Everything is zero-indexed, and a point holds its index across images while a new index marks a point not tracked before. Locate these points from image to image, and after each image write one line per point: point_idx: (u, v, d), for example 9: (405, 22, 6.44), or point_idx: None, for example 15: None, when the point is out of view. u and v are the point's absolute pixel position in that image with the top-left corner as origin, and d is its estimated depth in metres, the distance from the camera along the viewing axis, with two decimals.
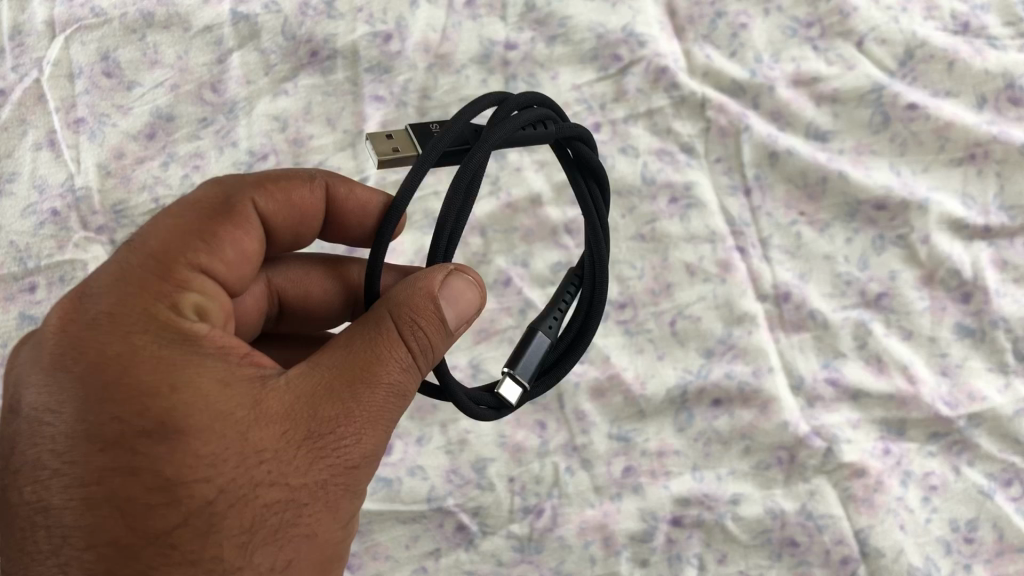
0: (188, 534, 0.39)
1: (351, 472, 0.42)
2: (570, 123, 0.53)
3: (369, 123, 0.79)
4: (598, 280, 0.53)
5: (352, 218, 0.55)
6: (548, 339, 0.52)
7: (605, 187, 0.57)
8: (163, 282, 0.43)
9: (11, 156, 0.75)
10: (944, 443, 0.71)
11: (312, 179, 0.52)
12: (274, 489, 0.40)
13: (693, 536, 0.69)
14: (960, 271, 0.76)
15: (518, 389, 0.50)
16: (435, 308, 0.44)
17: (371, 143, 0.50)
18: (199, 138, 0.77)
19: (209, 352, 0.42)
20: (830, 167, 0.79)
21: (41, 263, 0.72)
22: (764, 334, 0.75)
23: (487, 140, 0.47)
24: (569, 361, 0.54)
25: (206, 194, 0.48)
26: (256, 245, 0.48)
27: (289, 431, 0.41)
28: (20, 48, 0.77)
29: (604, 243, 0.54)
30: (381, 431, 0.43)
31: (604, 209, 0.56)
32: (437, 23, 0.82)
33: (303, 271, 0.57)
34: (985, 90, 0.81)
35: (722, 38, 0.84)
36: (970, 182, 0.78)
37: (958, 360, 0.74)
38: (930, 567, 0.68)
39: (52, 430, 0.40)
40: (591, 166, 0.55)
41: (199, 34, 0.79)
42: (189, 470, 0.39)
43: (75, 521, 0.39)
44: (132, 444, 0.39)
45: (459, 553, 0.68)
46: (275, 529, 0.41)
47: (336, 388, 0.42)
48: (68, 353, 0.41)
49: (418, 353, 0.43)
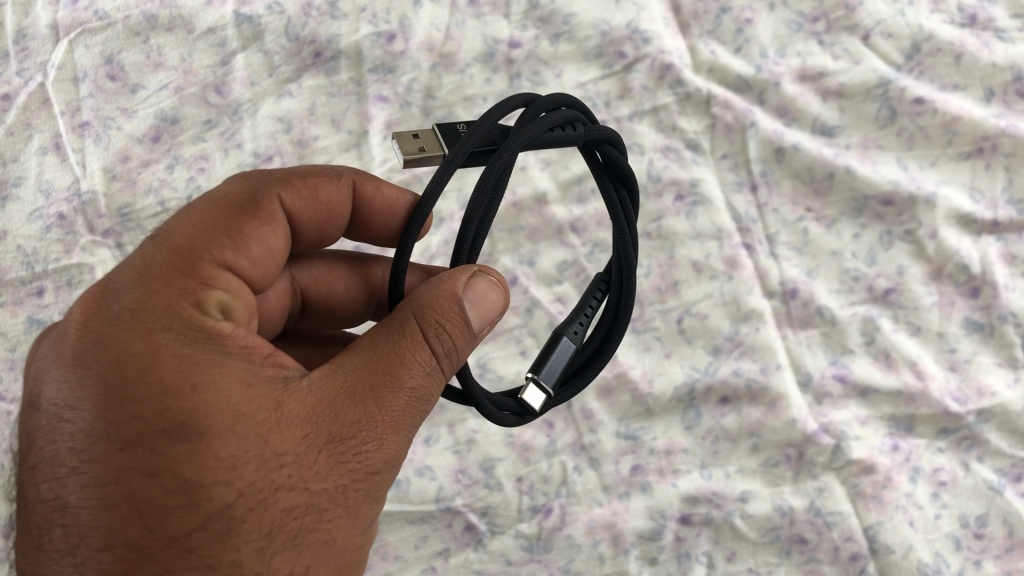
0: (205, 538, 0.39)
1: (371, 477, 0.42)
2: (599, 126, 0.53)
3: (374, 123, 0.78)
4: (626, 284, 0.53)
5: (378, 216, 0.55)
6: (574, 345, 0.51)
7: (635, 193, 0.57)
8: (188, 279, 0.43)
9: (16, 160, 0.75)
10: (953, 439, 0.71)
11: (339, 177, 0.52)
12: (294, 494, 0.40)
13: (701, 534, 0.69)
14: (968, 265, 0.75)
15: (543, 395, 0.49)
16: (459, 309, 0.44)
17: (397, 145, 0.49)
18: (204, 140, 0.77)
19: (232, 351, 0.42)
20: (837, 162, 0.79)
21: (49, 267, 0.73)
22: (772, 331, 0.74)
23: (516, 141, 0.47)
24: (594, 369, 0.53)
25: (231, 189, 0.48)
26: (280, 242, 0.48)
27: (310, 435, 0.41)
28: (25, 53, 0.77)
29: (631, 251, 0.54)
30: (402, 436, 0.43)
31: (631, 214, 0.56)
32: (441, 22, 0.82)
33: (326, 268, 0.57)
34: (992, 84, 0.80)
35: (726, 33, 0.83)
36: (978, 176, 0.78)
37: (967, 355, 0.73)
38: (940, 564, 0.67)
39: (71, 427, 0.40)
40: (618, 169, 0.55)
41: (202, 36, 0.79)
42: (208, 472, 0.39)
43: (92, 521, 0.40)
44: (151, 444, 0.39)
45: (468, 553, 0.68)
46: (295, 534, 0.41)
47: (360, 391, 0.42)
48: (88, 349, 0.41)
49: (442, 355, 0.43)
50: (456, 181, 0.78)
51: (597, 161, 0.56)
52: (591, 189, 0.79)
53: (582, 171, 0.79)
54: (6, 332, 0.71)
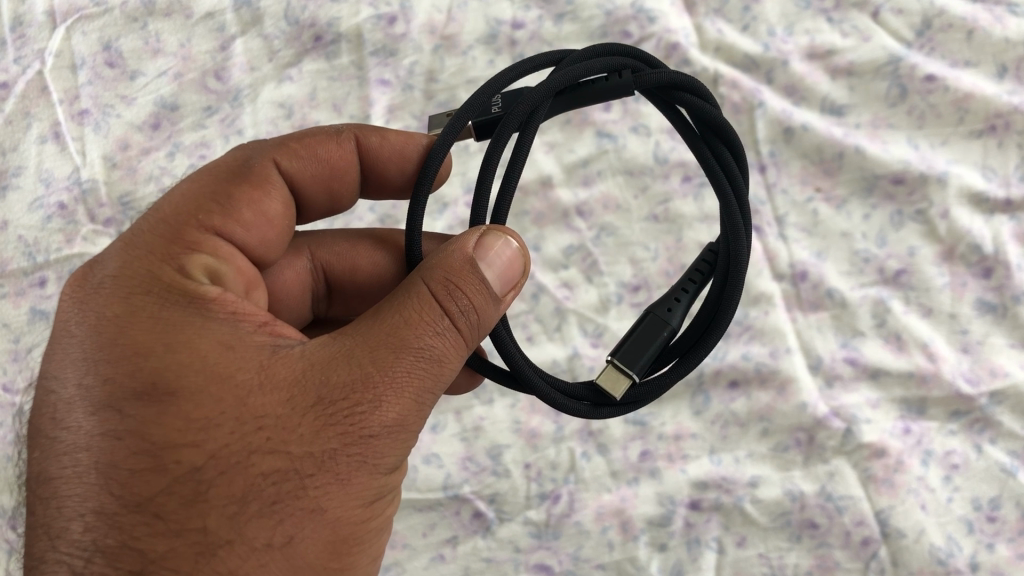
0: (173, 503, 0.38)
1: (366, 443, 0.39)
2: (664, 71, 0.50)
3: (376, 107, 0.77)
4: (733, 265, 0.48)
5: (391, 166, 0.54)
6: (666, 324, 0.48)
7: (739, 155, 0.52)
8: (173, 244, 0.45)
9: (16, 149, 0.75)
10: (965, 422, 0.70)
11: (339, 135, 0.52)
12: (272, 457, 0.38)
13: (712, 520, 0.68)
14: (980, 245, 0.74)
15: (624, 380, 0.47)
16: (472, 270, 0.41)
17: (433, 126, 0.53)
18: (204, 126, 0.76)
19: (218, 316, 0.42)
20: (846, 142, 0.78)
21: (50, 258, 0.73)
22: (781, 314, 0.74)
23: (524, 98, 0.47)
24: (702, 350, 0.48)
25: (227, 159, 0.50)
26: (277, 207, 0.49)
27: (295, 397, 0.39)
28: (22, 40, 0.77)
29: (741, 227, 0.49)
30: (408, 401, 0.40)
31: (741, 185, 0.51)
32: (442, 4, 0.80)
33: (349, 245, 0.56)
34: (1005, 59, 0.78)
35: (734, 11, 0.81)
36: (990, 154, 0.76)
37: (979, 336, 0.72)
38: (952, 547, 0.67)
39: (54, 397, 0.41)
40: (715, 125, 0.51)
41: (201, 21, 0.78)
42: (180, 434, 0.39)
43: (67, 490, 0.39)
44: (123, 406, 0.39)
45: (477, 540, 0.68)
46: (271, 501, 0.38)
47: (356, 354, 0.40)
48: (73, 318, 0.43)
49: (458, 316, 0.41)
50: (460, 164, 0.77)
51: (694, 128, 0.53)
52: (597, 172, 0.78)
53: (587, 154, 0.78)
54: (9, 324, 0.72)
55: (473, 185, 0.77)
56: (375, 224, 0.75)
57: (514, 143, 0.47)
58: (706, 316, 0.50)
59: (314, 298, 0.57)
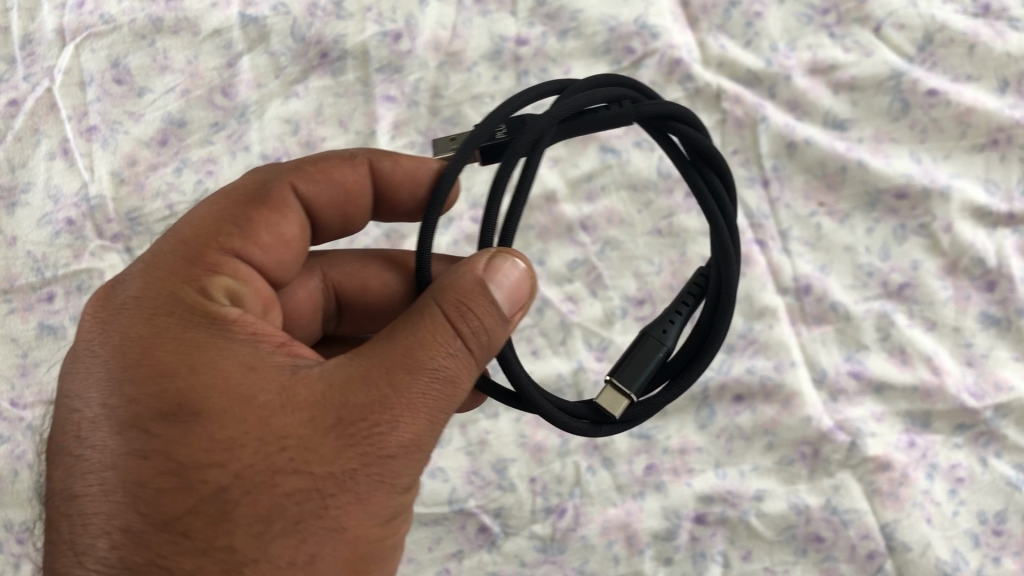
0: (199, 522, 0.38)
1: (385, 462, 0.39)
2: (660, 101, 0.51)
3: (382, 123, 0.78)
4: (724, 285, 0.49)
5: (402, 189, 0.54)
6: (663, 344, 0.49)
7: (727, 178, 0.53)
8: (194, 266, 0.45)
9: (25, 166, 0.76)
10: (970, 435, 0.70)
11: (354, 158, 0.53)
12: (295, 477, 0.38)
13: (717, 533, 0.68)
14: (984, 259, 0.74)
15: (623, 400, 0.47)
16: (484, 291, 0.42)
17: (437, 150, 0.52)
18: (211, 142, 0.77)
19: (238, 337, 0.42)
20: (849, 156, 0.78)
21: (58, 273, 0.73)
22: (786, 328, 0.74)
23: (531, 126, 0.48)
24: (695, 370, 0.49)
25: (246, 182, 0.50)
26: (294, 229, 0.49)
27: (317, 418, 0.39)
28: (31, 58, 0.77)
29: (731, 249, 0.49)
30: (424, 421, 0.40)
31: (729, 209, 0.51)
32: (447, 20, 0.81)
33: (359, 265, 0.57)
34: (1007, 74, 0.79)
35: (737, 27, 0.82)
36: (992, 168, 0.77)
37: (983, 349, 0.72)
38: (957, 561, 0.67)
39: (78, 416, 0.42)
40: (706, 152, 0.51)
41: (208, 38, 0.78)
42: (204, 454, 0.39)
43: (94, 507, 0.40)
44: (148, 427, 0.40)
45: (482, 554, 0.68)
46: (295, 520, 0.38)
47: (374, 374, 0.40)
48: (97, 339, 0.43)
49: (470, 337, 0.41)
50: (465, 180, 0.78)
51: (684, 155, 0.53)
52: (600, 187, 0.78)
53: (591, 168, 0.78)
54: (17, 338, 0.73)
55: (478, 200, 0.77)
56: (381, 240, 0.75)
57: (520, 168, 0.47)
58: (700, 333, 0.50)
59: (324, 318, 0.58)
